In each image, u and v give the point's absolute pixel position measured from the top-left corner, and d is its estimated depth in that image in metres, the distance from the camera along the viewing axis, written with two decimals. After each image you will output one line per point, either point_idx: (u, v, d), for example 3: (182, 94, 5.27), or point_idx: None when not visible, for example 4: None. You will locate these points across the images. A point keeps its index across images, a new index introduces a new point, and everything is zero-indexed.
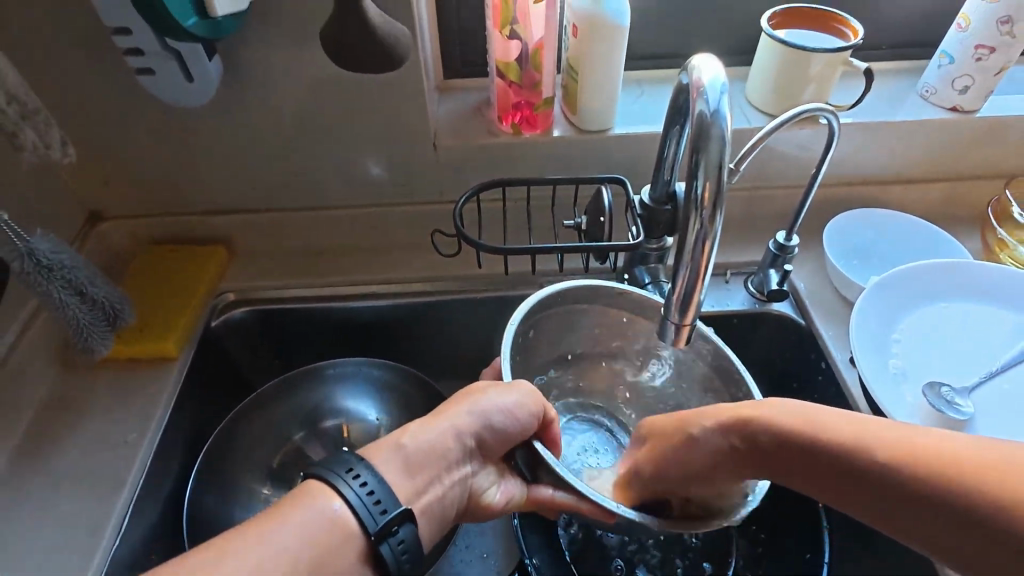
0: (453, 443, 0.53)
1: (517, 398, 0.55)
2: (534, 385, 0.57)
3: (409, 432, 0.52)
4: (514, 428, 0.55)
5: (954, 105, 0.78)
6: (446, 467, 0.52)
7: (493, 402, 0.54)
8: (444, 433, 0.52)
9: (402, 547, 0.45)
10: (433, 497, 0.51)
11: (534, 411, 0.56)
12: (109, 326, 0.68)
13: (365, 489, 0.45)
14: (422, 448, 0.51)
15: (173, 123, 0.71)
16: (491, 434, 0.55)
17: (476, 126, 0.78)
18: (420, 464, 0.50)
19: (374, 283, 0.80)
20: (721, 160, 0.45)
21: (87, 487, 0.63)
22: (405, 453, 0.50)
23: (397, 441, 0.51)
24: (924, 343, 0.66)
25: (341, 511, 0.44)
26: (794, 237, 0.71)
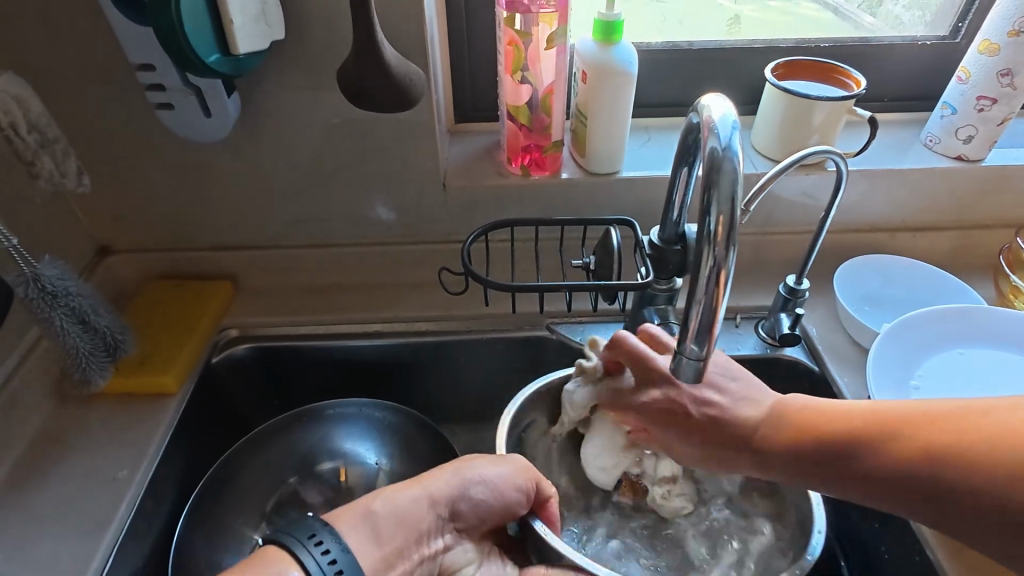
0: (426, 513, 0.50)
1: (503, 471, 0.53)
2: (526, 459, 0.55)
3: (380, 496, 0.50)
4: (497, 505, 0.53)
5: (959, 154, 0.78)
6: (417, 540, 0.49)
7: (478, 472, 0.53)
8: (416, 503, 0.50)
9: None
10: (399, 572, 0.48)
11: (523, 486, 0.53)
12: (110, 357, 0.67)
13: (327, 558, 0.44)
14: (393, 516, 0.49)
15: (188, 159, 0.73)
16: (471, 506, 0.52)
17: (486, 167, 0.79)
18: (390, 533, 0.48)
19: (378, 321, 0.79)
20: (733, 194, 0.45)
21: (71, 526, 0.60)
22: (376, 521, 0.48)
23: (367, 506, 0.49)
24: (944, 390, 0.64)
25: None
26: (805, 281, 0.70)
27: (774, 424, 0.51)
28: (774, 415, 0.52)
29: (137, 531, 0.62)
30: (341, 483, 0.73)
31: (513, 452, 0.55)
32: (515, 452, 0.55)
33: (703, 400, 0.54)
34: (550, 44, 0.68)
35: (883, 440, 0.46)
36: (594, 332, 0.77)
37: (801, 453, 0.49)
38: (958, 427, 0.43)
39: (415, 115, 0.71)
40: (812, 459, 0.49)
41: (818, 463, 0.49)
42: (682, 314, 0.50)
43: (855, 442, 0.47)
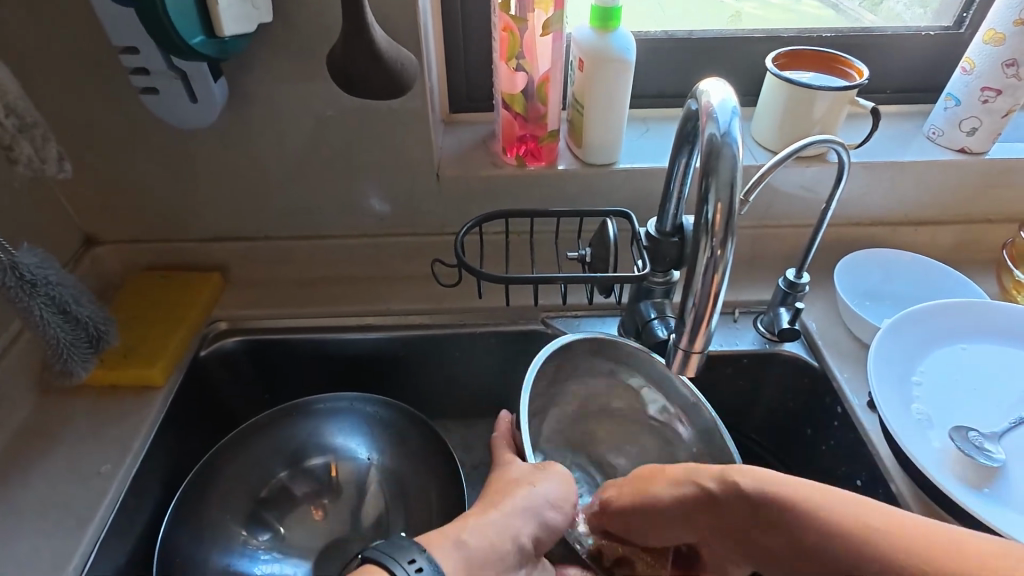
0: (510, 543, 0.49)
1: (560, 487, 0.54)
2: (565, 468, 0.56)
3: (466, 528, 0.48)
4: (565, 520, 0.53)
5: (963, 147, 0.77)
6: (505, 570, 0.48)
7: (540, 495, 0.52)
8: (501, 531, 0.49)
9: None
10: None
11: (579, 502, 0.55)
12: (92, 349, 0.66)
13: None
14: (482, 545, 0.47)
15: (175, 147, 0.71)
16: (545, 532, 0.51)
17: (481, 157, 0.77)
18: (481, 563, 0.46)
19: (370, 314, 0.78)
20: (733, 180, 0.43)
21: (53, 522, 0.58)
22: (469, 550, 0.47)
23: (456, 536, 0.47)
24: (946, 387, 0.62)
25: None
26: (805, 274, 0.69)
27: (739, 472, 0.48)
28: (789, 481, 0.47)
29: (120, 526, 0.61)
30: (329, 478, 0.72)
31: (553, 464, 0.56)
32: (555, 464, 0.56)
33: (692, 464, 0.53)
34: (546, 30, 0.67)
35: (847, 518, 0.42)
36: (590, 326, 0.76)
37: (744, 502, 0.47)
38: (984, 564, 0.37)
39: (407, 103, 0.69)
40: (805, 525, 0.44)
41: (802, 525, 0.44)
42: (679, 306, 0.48)
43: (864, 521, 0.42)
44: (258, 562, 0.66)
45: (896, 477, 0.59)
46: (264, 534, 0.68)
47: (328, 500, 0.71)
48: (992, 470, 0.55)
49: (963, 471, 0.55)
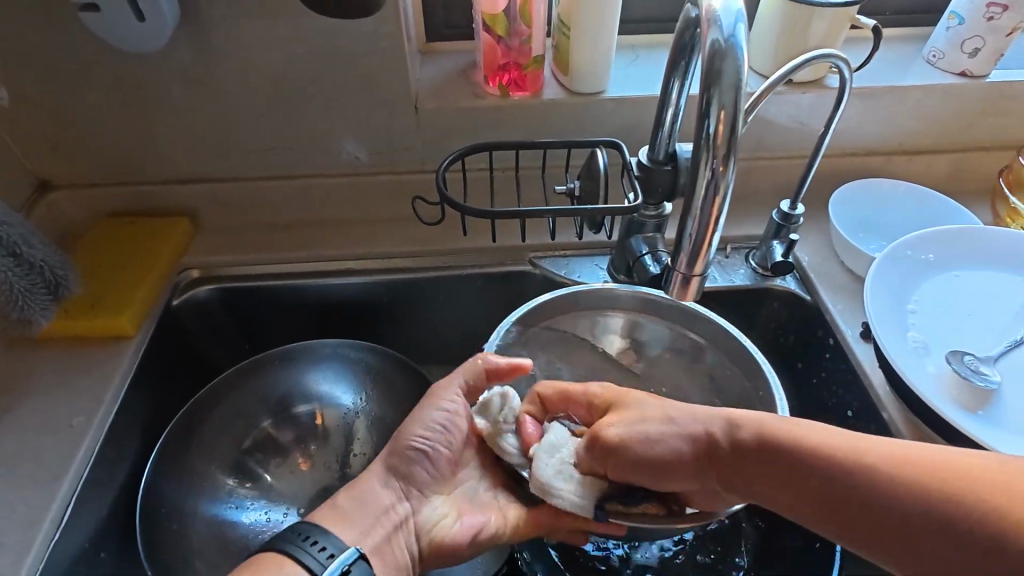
0: (382, 487, 0.51)
1: (436, 409, 0.53)
2: (450, 385, 0.54)
3: (340, 491, 0.51)
4: (446, 448, 0.53)
5: (963, 70, 0.74)
6: (382, 512, 0.50)
7: (414, 426, 0.53)
8: (371, 483, 0.51)
9: None
10: (379, 540, 0.49)
11: (449, 411, 0.54)
12: (52, 296, 0.61)
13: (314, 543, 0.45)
14: (355, 499, 0.50)
15: (128, 78, 0.66)
16: (424, 460, 0.52)
17: (462, 88, 0.73)
18: (357, 513, 0.49)
19: (350, 257, 0.74)
20: (737, 86, 0.42)
21: (23, 476, 0.56)
22: (342, 510, 0.50)
23: (330, 502, 0.51)
24: (941, 313, 0.61)
25: (288, 568, 0.44)
26: (800, 206, 0.66)
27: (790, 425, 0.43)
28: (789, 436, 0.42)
29: (98, 478, 0.59)
30: (315, 425, 0.70)
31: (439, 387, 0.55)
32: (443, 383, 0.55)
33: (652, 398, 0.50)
34: None
35: (883, 470, 0.39)
36: (579, 266, 0.73)
37: (760, 454, 0.43)
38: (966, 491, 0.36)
39: (381, 26, 0.63)
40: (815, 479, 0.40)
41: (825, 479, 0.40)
42: (677, 233, 0.48)
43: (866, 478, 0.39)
44: (245, 510, 0.65)
45: (889, 406, 0.59)
46: (250, 483, 0.66)
47: (314, 447, 0.70)
48: (988, 393, 0.55)
49: (959, 395, 0.55)
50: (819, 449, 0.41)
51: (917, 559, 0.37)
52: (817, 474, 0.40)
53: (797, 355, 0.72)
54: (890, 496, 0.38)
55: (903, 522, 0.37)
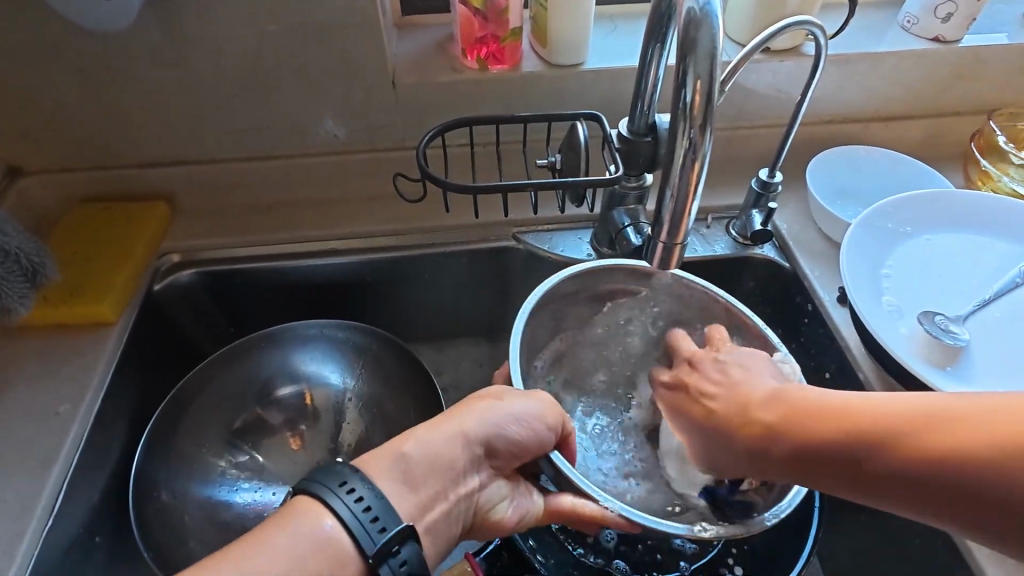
0: (461, 455, 0.46)
1: (536, 409, 0.49)
2: (553, 397, 0.51)
3: (412, 439, 0.45)
4: (532, 443, 0.49)
5: (937, 36, 0.75)
6: (453, 481, 0.45)
7: (509, 412, 0.48)
8: (450, 445, 0.46)
9: (404, 569, 0.38)
10: (438, 513, 0.44)
11: (536, 411, 0.49)
12: (30, 283, 0.60)
13: (361, 505, 0.39)
14: (425, 459, 0.45)
15: (96, 60, 0.64)
16: (502, 445, 0.48)
17: (439, 62, 0.72)
18: (424, 476, 0.44)
19: (331, 238, 0.74)
20: (713, 53, 0.42)
21: (12, 465, 0.56)
22: (410, 464, 0.44)
23: (398, 450, 0.44)
24: (912, 277, 0.63)
25: (333, 529, 0.38)
26: (778, 173, 0.67)
27: (782, 411, 0.42)
28: (778, 427, 0.42)
29: (89, 464, 0.59)
30: (305, 405, 0.71)
31: (538, 389, 0.51)
32: (541, 390, 0.52)
33: (721, 370, 0.51)
34: None
35: (860, 425, 0.38)
36: (562, 240, 0.74)
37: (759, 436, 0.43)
38: (958, 438, 0.33)
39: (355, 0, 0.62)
40: (824, 470, 0.39)
41: (828, 467, 0.39)
42: (656, 208, 0.50)
43: (861, 456, 0.37)
44: (238, 491, 0.65)
45: (863, 366, 0.61)
46: (241, 463, 0.67)
47: (305, 427, 0.70)
48: (957, 350, 0.57)
49: (930, 353, 0.57)
50: (813, 415, 0.40)
51: (908, 507, 0.35)
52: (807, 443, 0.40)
53: (776, 323, 0.73)
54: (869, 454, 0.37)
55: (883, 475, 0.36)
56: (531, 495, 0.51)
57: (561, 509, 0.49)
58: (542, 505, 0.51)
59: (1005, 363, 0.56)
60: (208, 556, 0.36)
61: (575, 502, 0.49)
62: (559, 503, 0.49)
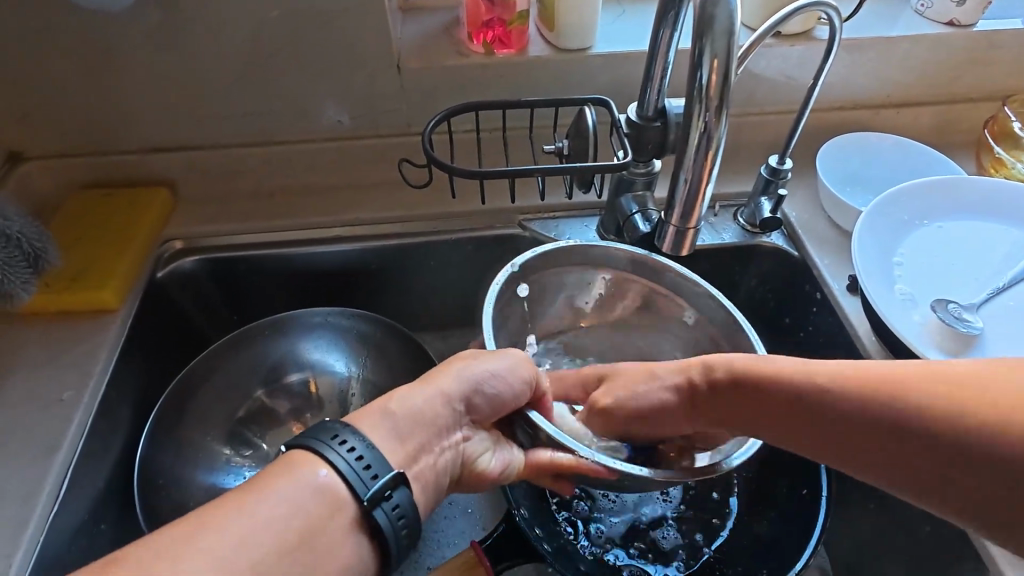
0: (443, 410, 0.45)
1: (508, 363, 0.49)
2: (523, 351, 0.52)
3: (394, 397, 0.44)
4: (510, 397, 0.49)
5: (951, 20, 0.74)
6: (437, 433, 0.44)
7: (484, 368, 0.48)
8: (432, 400, 0.45)
9: (398, 513, 0.38)
10: (427, 464, 0.43)
11: (510, 366, 0.49)
12: (31, 268, 0.60)
13: (355, 455, 0.38)
14: (411, 415, 0.44)
15: (98, 44, 0.63)
16: (483, 400, 0.48)
17: (445, 46, 0.71)
18: (410, 429, 0.43)
19: (335, 225, 0.73)
20: (728, 35, 0.42)
21: (16, 452, 0.55)
22: (395, 419, 0.43)
23: (383, 407, 0.43)
24: (925, 265, 0.62)
25: (329, 478, 0.37)
26: (788, 160, 0.66)
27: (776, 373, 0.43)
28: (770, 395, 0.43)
29: (93, 451, 0.58)
30: (310, 393, 0.71)
31: (509, 347, 0.52)
32: (512, 348, 0.52)
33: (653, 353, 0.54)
34: None
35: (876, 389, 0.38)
36: (569, 227, 0.73)
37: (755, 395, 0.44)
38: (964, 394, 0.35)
39: None
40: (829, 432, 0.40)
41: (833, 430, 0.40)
42: (668, 192, 0.50)
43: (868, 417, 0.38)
44: (242, 477, 0.65)
45: (874, 355, 0.60)
46: (246, 453, 0.67)
47: (310, 415, 0.70)
48: (970, 338, 0.56)
49: (944, 341, 0.56)
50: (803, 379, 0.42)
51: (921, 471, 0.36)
52: (816, 400, 0.40)
53: (784, 311, 0.73)
54: (880, 411, 0.37)
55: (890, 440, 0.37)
56: (512, 447, 0.51)
57: (540, 464, 0.50)
58: (523, 458, 0.51)
59: (1020, 351, 0.55)
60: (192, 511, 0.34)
61: (553, 455, 0.50)
62: (538, 457, 0.50)
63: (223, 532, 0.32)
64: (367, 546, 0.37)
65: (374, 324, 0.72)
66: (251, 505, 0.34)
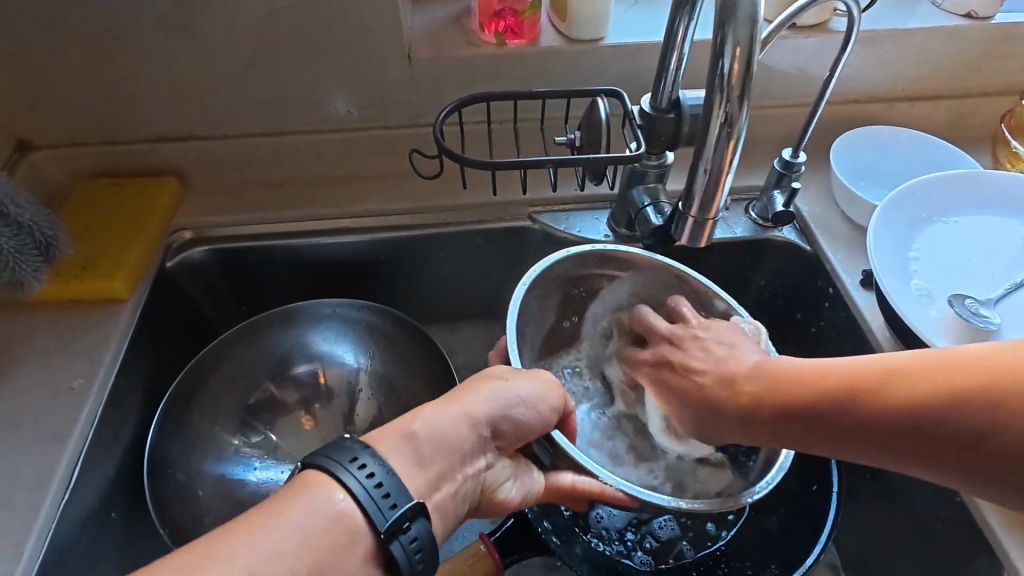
0: (470, 434, 0.45)
1: (538, 388, 0.49)
2: (553, 374, 0.51)
3: (419, 417, 0.44)
4: (536, 424, 0.49)
5: (970, 11, 0.73)
6: (461, 461, 0.44)
7: (513, 391, 0.48)
8: (459, 423, 0.45)
9: (415, 546, 0.37)
10: (448, 494, 0.43)
11: (538, 391, 0.49)
12: (42, 256, 0.59)
13: (373, 481, 0.38)
14: (436, 439, 0.43)
15: (107, 31, 0.63)
16: (509, 427, 0.48)
17: (456, 36, 0.70)
18: (434, 455, 0.42)
19: (344, 217, 0.73)
20: (750, 23, 0.42)
21: (27, 440, 0.56)
22: (419, 442, 0.42)
23: (407, 428, 0.43)
24: (942, 260, 0.61)
25: (346, 505, 0.36)
26: (802, 154, 0.65)
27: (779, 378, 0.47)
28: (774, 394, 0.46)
29: (103, 441, 0.58)
30: (319, 384, 0.71)
31: (539, 369, 0.51)
32: (542, 369, 0.52)
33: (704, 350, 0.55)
34: None
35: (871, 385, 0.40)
36: (579, 220, 0.72)
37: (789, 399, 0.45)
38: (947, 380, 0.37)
39: None
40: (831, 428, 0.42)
41: (833, 428, 0.42)
42: (686, 182, 0.50)
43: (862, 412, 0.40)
44: (252, 468, 0.65)
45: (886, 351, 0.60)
46: (255, 442, 0.67)
47: (318, 407, 0.70)
48: (987, 334, 0.55)
49: (960, 337, 0.56)
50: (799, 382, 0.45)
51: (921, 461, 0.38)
52: (830, 408, 0.42)
53: (796, 306, 0.72)
54: (869, 405, 0.40)
55: (924, 429, 0.37)
56: (533, 472, 0.51)
57: (561, 489, 0.50)
58: (544, 483, 0.51)
59: None
60: (212, 530, 0.34)
61: (575, 480, 0.50)
62: (559, 482, 0.50)
63: (238, 560, 0.32)
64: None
65: (389, 321, 0.72)
66: (266, 530, 0.34)
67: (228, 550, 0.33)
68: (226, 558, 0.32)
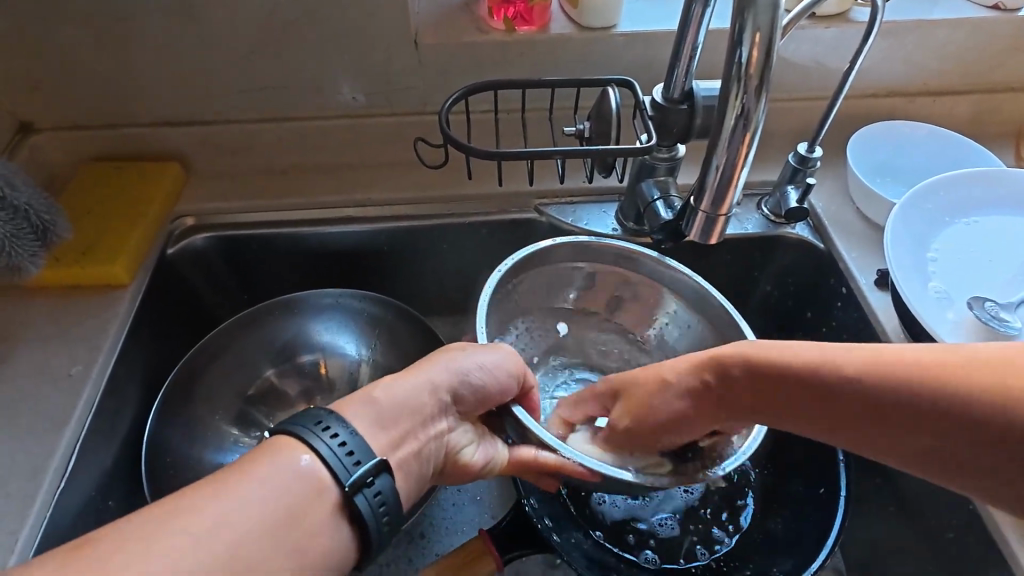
0: (429, 400, 0.44)
1: (499, 358, 0.48)
2: (514, 348, 0.51)
3: (379, 385, 0.43)
4: (496, 391, 0.48)
5: (997, 3, 0.70)
6: (421, 424, 0.43)
7: (471, 359, 0.47)
8: (415, 391, 0.44)
9: (380, 500, 0.37)
10: (408, 454, 0.42)
11: (498, 361, 0.48)
12: (40, 241, 0.59)
13: (338, 442, 0.37)
14: (396, 403, 0.42)
15: (108, 12, 0.61)
16: (468, 394, 0.47)
17: (464, 22, 0.68)
18: (394, 419, 0.42)
19: (347, 206, 0.72)
20: (772, 10, 0.40)
21: (24, 427, 0.55)
22: (379, 407, 0.41)
23: (367, 395, 0.42)
24: (961, 262, 0.59)
25: (312, 465, 0.35)
26: (818, 148, 0.63)
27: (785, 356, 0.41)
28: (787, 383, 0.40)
29: (100, 429, 0.58)
30: (319, 375, 0.70)
31: (500, 342, 0.51)
32: (503, 342, 0.51)
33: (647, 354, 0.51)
34: None
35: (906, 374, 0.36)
36: (586, 213, 0.71)
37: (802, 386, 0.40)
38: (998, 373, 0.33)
39: None
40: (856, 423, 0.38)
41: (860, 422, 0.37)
42: (698, 177, 0.49)
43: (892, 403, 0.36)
44: None
45: None
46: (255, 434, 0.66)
47: (320, 398, 0.69)
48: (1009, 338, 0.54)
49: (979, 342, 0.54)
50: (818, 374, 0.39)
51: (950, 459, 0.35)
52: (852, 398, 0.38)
53: (806, 305, 0.70)
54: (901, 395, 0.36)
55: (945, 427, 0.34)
56: (496, 442, 0.50)
57: (524, 461, 0.49)
58: (508, 455, 0.50)
59: None
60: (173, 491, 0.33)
61: (537, 453, 0.49)
62: (522, 454, 0.49)
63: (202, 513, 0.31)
64: (347, 534, 0.36)
65: (383, 313, 0.71)
66: (232, 488, 0.33)
67: (192, 505, 0.32)
68: (190, 513, 0.31)
